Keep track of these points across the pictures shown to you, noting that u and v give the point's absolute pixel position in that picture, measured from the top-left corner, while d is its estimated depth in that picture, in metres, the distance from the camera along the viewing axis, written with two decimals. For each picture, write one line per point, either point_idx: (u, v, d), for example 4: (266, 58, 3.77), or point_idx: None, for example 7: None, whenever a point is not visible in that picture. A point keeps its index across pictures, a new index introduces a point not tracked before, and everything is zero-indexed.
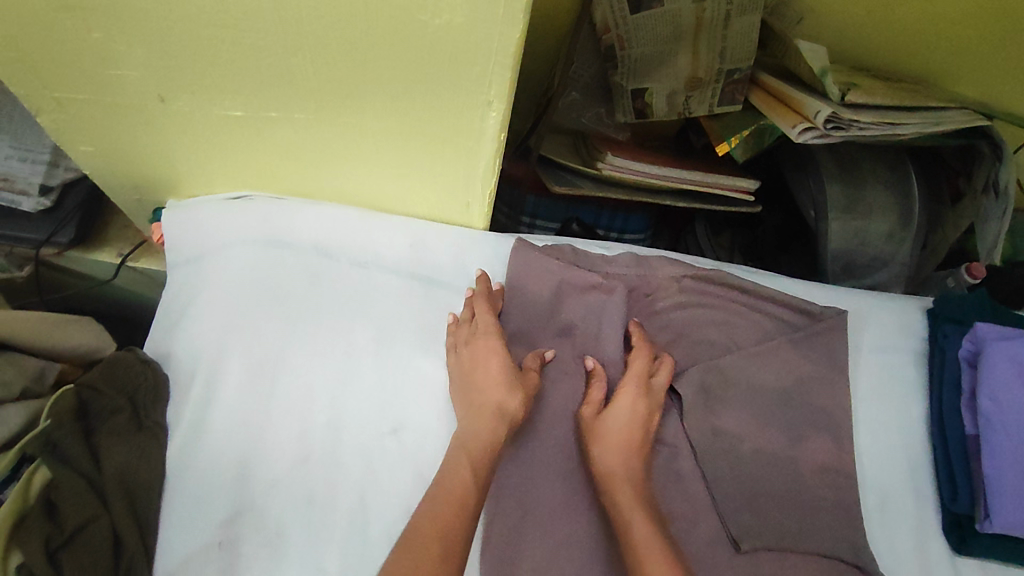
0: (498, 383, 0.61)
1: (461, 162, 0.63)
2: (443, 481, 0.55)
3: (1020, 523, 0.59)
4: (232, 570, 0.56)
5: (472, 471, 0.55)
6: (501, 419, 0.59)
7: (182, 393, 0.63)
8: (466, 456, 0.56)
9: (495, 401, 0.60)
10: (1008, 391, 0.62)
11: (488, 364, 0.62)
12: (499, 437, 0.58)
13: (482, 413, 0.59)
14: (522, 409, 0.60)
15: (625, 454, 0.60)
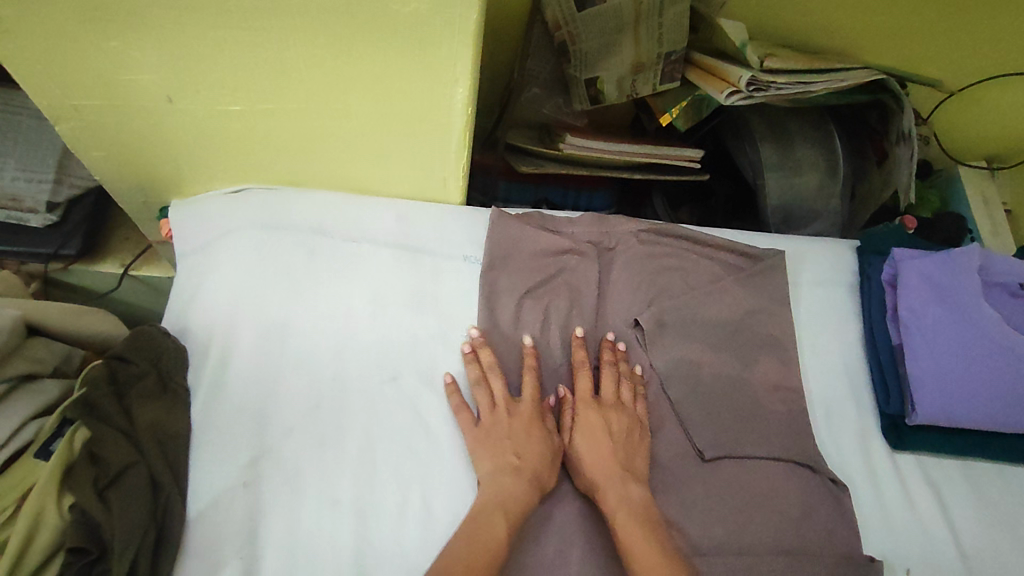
0: (534, 446, 0.65)
1: (437, 139, 0.72)
2: (475, 535, 0.58)
3: (939, 412, 0.68)
4: (257, 503, 0.63)
5: (504, 527, 0.59)
6: (531, 480, 0.63)
7: (200, 360, 0.70)
8: (500, 510, 0.60)
9: (529, 464, 0.64)
10: (922, 302, 0.71)
11: (522, 433, 0.66)
12: (531, 501, 0.62)
13: (514, 468, 0.63)
14: (547, 471, 0.65)
15: (609, 465, 0.65)
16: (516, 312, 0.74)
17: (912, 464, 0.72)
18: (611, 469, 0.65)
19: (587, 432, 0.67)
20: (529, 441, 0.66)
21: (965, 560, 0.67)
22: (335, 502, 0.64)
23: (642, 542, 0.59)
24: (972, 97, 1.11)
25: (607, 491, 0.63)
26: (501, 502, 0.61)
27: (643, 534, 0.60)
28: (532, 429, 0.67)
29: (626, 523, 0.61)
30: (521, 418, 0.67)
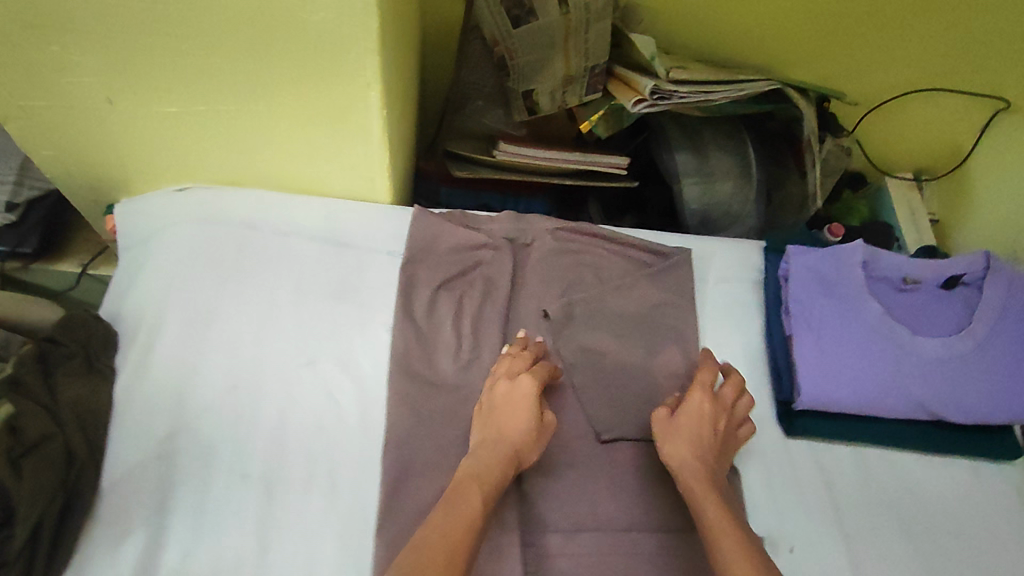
0: (516, 423, 0.67)
1: (358, 142, 0.77)
2: (459, 501, 0.59)
3: (823, 397, 0.74)
4: (169, 475, 0.67)
5: (482, 496, 0.60)
6: (515, 457, 0.65)
7: (129, 342, 0.74)
8: (477, 481, 0.61)
9: (513, 443, 0.66)
10: (810, 297, 0.77)
11: (516, 407, 0.68)
12: (506, 475, 0.63)
13: (501, 447, 0.65)
14: (528, 448, 0.67)
15: (690, 464, 0.66)
16: (433, 304, 0.79)
17: (802, 449, 0.76)
18: (689, 465, 0.66)
19: (670, 431, 0.69)
20: (513, 419, 0.67)
21: (846, 536, 0.71)
22: (244, 476, 0.68)
23: (725, 524, 0.60)
24: (893, 110, 1.17)
25: (688, 477, 0.65)
26: (482, 475, 0.62)
27: (726, 519, 0.60)
28: (525, 405, 0.68)
29: (710, 506, 0.62)
30: (520, 393, 0.69)
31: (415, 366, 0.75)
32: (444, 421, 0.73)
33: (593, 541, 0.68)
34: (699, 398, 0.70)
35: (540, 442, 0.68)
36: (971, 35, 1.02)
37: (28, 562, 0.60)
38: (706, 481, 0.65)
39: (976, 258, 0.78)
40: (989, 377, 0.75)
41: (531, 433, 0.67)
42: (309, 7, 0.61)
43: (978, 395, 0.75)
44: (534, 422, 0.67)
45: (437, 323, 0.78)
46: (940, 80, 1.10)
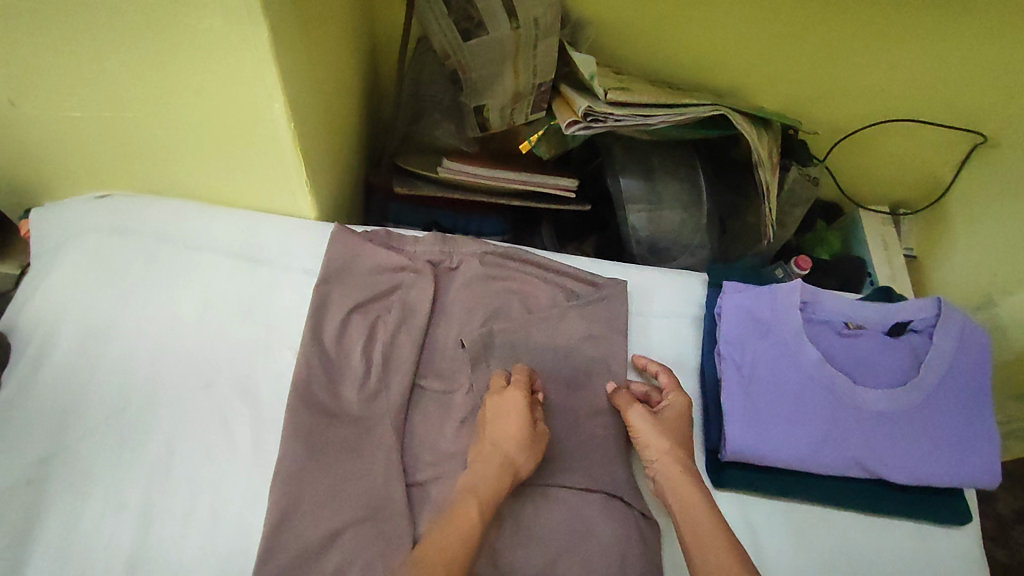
0: (509, 430, 0.65)
1: (272, 153, 0.74)
2: (455, 519, 0.58)
3: (747, 447, 0.68)
4: (38, 503, 0.62)
5: (478, 509, 0.60)
6: (509, 463, 0.64)
7: (18, 356, 0.70)
8: (473, 495, 0.61)
9: (505, 450, 0.64)
10: (745, 337, 0.71)
11: (508, 413, 0.66)
12: (504, 486, 0.62)
13: (492, 457, 0.64)
14: (528, 458, 0.65)
15: (675, 464, 0.65)
16: (343, 327, 0.74)
17: (731, 501, 0.70)
18: (675, 466, 0.65)
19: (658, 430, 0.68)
20: (506, 425, 0.65)
21: None
22: (120, 504, 0.63)
23: (715, 529, 0.59)
24: (865, 142, 1.12)
25: (684, 477, 0.64)
26: (477, 489, 0.61)
27: (720, 524, 0.59)
28: (515, 409, 0.66)
29: (702, 510, 0.61)
30: (512, 400, 0.67)
31: (318, 394, 0.69)
32: (340, 454, 0.67)
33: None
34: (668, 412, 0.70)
35: (535, 447, 0.66)
36: (944, 63, 0.97)
37: None
38: (697, 483, 0.64)
39: (925, 304, 0.73)
40: (934, 435, 0.69)
41: (523, 439, 0.65)
42: (195, 11, 0.57)
43: (921, 455, 0.69)
44: (525, 429, 0.65)
45: (346, 349, 0.73)
46: (914, 111, 1.05)
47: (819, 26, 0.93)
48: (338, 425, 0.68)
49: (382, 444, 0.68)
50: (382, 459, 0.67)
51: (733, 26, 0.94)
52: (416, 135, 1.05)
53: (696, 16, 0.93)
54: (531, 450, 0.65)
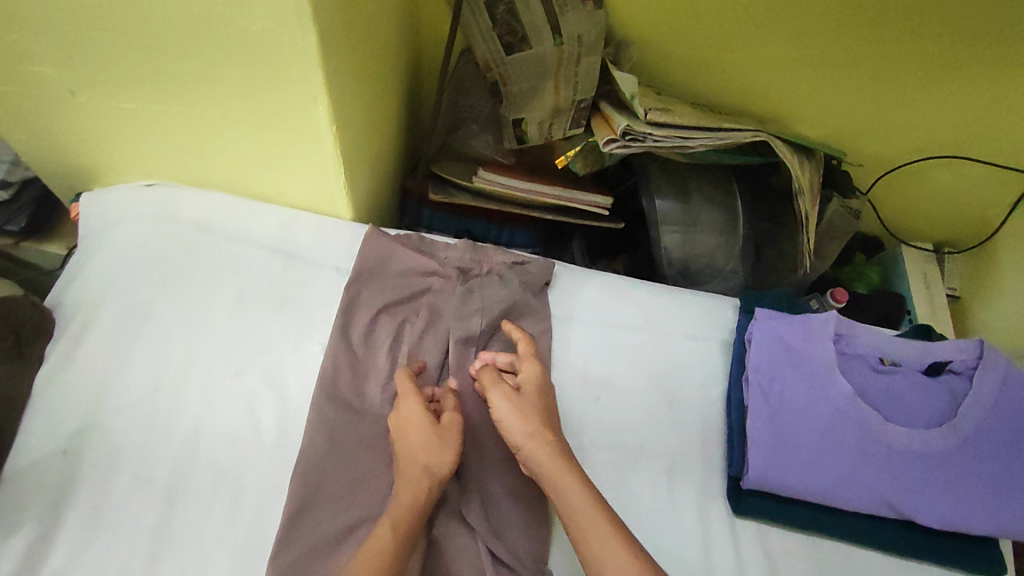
0: (415, 436, 0.63)
1: (312, 153, 0.75)
2: (368, 546, 0.57)
3: (770, 478, 0.66)
4: (71, 473, 0.64)
5: (393, 531, 0.58)
6: (423, 468, 0.62)
7: (64, 332, 0.72)
8: (388, 519, 0.59)
9: (418, 457, 0.62)
10: (772, 365, 0.70)
11: (408, 422, 0.64)
12: (422, 493, 0.61)
13: (408, 472, 0.62)
14: (445, 461, 0.62)
15: (539, 445, 0.62)
16: (370, 328, 0.75)
17: (750, 529, 0.70)
18: (539, 448, 0.62)
19: (513, 412, 0.64)
20: (411, 432, 0.64)
21: None
22: (147, 481, 0.65)
23: (587, 509, 0.58)
24: (910, 177, 1.09)
25: (546, 458, 0.61)
26: (393, 513, 0.59)
27: (592, 505, 0.58)
28: (412, 411, 0.65)
29: (573, 491, 0.59)
30: (404, 408, 0.65)
31: (342, 391, 0.70)
32: (359, 450, 0.67)
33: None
34: (527, 396, 0.65)
35: (448, 442, 0.63)
36: (997, 100, 0.94)
37: None
38: (564, 459, 0.61)
39: (967, 346, 0.70)
40: (968, 481, 0.66)
41: (433, 441, 0.63)
42: (250, 15, 0.59)
43: (953, 501, 0.66)
44: (430, 428, 0.64)
45: (372, 348, 0.74)
46: (960, 148, 1.02)
47: (865, 58, 0.92)
48: (361, 423, 0.69)
49: None
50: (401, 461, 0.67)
51: (776, 54, 0.93)
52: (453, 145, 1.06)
53: (741, 40, 0.92)
54: (444, 448, 0.63)
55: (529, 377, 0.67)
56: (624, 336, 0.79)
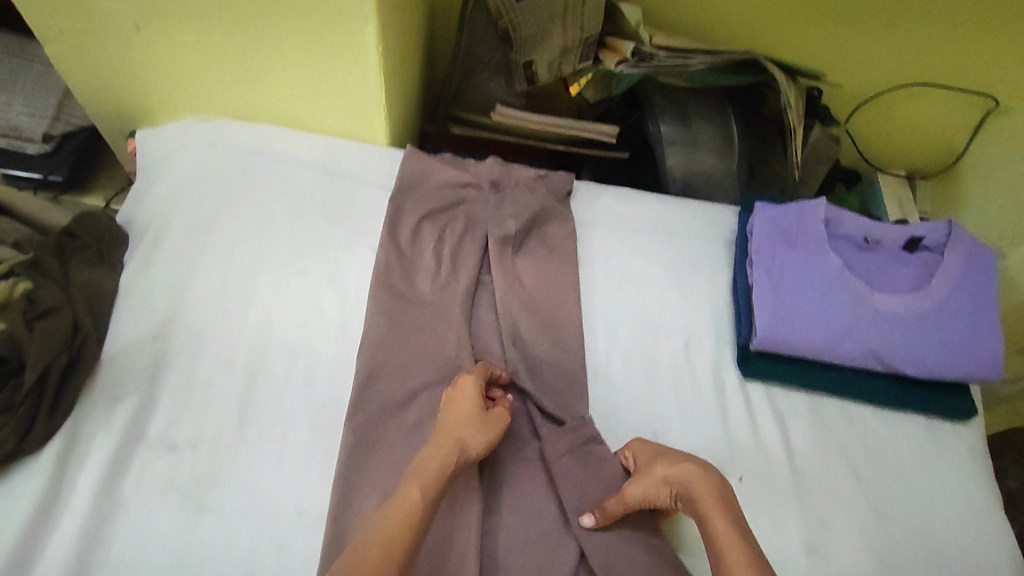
0: (460, 414, 0.66)
1: (357, 76, 0.84)
2: (395, 503, 0.58)
3: (775, 339, 0.76)
4: (163, 353, 0.72)
5: (421, 493, 0.59)
6: (458, 442, 0.63)
7: (140, 241, 0.80)
8: (416, 478, 0.60)
9: (455, 429, 0.65)
10: (773, 247, 0.80)
11: (460, 397, 0.68)
12: (451, 462, 0.62)
13: (443, 438, 0.64)
14: (480, 443, 0.64)
15: (699, 482, 0.62)
16: (415, 233, 0.83)
17: (758, 390, 0.80)
18: (701, 483, 0.62)
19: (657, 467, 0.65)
20: (461, 410, 0.67)
21: (794, 477, 0.75)
22: (230, 361, 0.73)
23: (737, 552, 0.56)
24: (884, 105, 1.20)
25: (703, 496, 0.61)
26: (421, 472, 0.61)
27: (741, 548, 0.56)
28: (465, 400, 0.67)
29: (726, 534, 0.58)
30: (461, 389, 0.69)
31: (395, 283, 0.79)
32: (418, 329, 0.76)
33: (550, 462, 0.71)
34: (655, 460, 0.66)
35: (487, 429, 0.66)
36: (961, 31, 1.05)
37: (33, 405, 0.65)
38: (720, 501, 0.61)
39: (937, 225, 0.81)
40: (943, 336, 0.77)
41: (475, 422, 0.66)
42: None
43: (933, 353, 0.77)
44: (478, 411, 0.67)
45: (418, 249, 0.82)
46: (929, 78, 1.13)
47: None
48: (415, 309, 0.78)
49: (454, 324, 0.77)
50: (453, 338, 0.76)
51: None
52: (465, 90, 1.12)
53: None
54: (483, 429, 0.65)
55: (641, 451, 0.69)
56: (640, 237, 0.89)
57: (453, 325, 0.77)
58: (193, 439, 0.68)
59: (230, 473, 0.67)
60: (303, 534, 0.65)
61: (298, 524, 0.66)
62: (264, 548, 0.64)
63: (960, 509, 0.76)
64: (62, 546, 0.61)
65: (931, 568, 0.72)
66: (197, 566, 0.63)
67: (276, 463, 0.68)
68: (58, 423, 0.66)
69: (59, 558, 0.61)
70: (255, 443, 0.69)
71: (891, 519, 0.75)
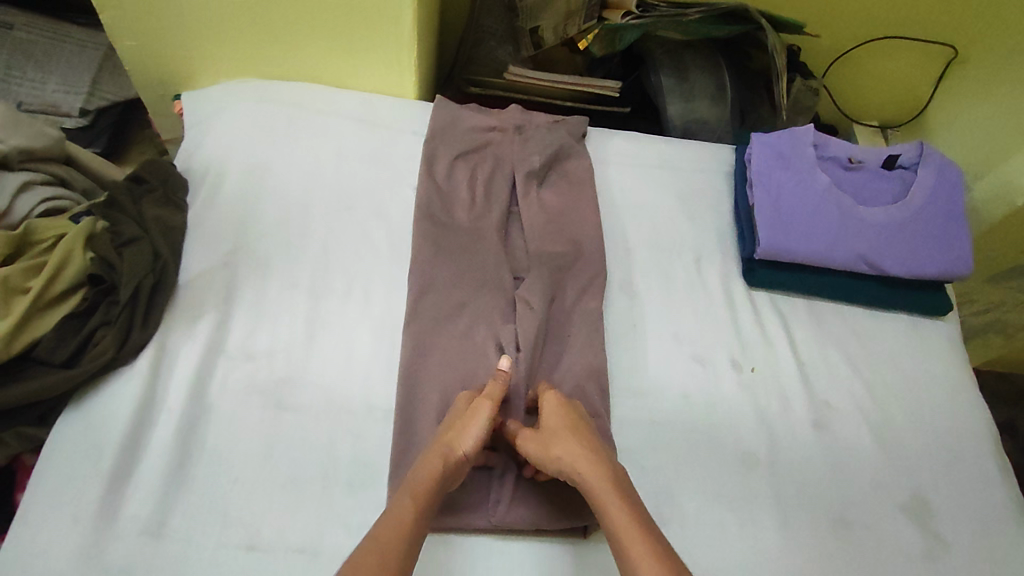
0: (451, 421, 0.69)
1: (392, 30, 0.92)
2: (391, 513, 0.59)
3: (777, 247, 0.86)
4: (234, 278, 0.80)
5: (414, 503, 0.60)
6: (445, 447, 0.65)
7: (200, 186, 0.87)
8: (410, 489, 0.61)
9: (443, 435, 0.66)
10: (769, 169, 0.91)
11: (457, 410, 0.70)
12: (442, 465, 0.64)
13: (432, 447, 0.65)
14: (470, 441, 0.66)
15: (581, 459, 0.64)
16: (449, 171, 0.92)
17: (763, 296, 0.91)
18: (583, 462, 0.64)
19: (550, 443, 0.66)
20: (449, 419, 0.69)
21: (800, 365, 0.85)
22: (294, 284, 0.81)
23: (626, 522, 0.58)
24: (857, 60, 1.32)
25: (588, 476, 0.63)
26: (415, 481, 0.62)
27: (632, 520, 0.59)
28: (455, 410, 0.70)
29: (614, 506, 0.60)
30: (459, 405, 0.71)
31: (436, 212, 0.87)
32: (460, 251, 0.85)
33: (580, 361, 0.80)
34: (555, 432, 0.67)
35: (475, 425, 0.66)
36: None
37: (128, 316, 0.72)
38: (608, 477, 0.63)
39: (910, 146, 0.93)
40: (922, 238, 0.88)
41: (461, 424, 0.67)
42: None
43: (914, 253, 0.88)
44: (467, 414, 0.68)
45: (453, 185, 0.91)
46: (899, 30, 1.25)
47: None
48: (457, 234, 0.86)
49: (492, 247, 0.86)
50: (493, 257, 0.85)
51: None
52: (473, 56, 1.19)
53: None
54: (472, 426, 0.66)
55: (550, 409, 0.70)
56: (649, 172, 0.99)
57: (492, 247, 0.86)
58: (268, 349, 0.76)
59: (304, 376, 0.75)
60: (375, 425, 0.74)
61: (369, 417, 0.74)
62: (340, 439, 0.72)
63: (945, 388, 0.87)
64: (162, 441, 0.69)
65: (921, 435, 0.83)
66: (284, 453, 0.71)
67: (345, 368, 0.76)
68: (150, 332, 0.73)
69: (163, 450, 0.68)
70: (324, 351, 0.77)
71: (888, 399, 0.85)
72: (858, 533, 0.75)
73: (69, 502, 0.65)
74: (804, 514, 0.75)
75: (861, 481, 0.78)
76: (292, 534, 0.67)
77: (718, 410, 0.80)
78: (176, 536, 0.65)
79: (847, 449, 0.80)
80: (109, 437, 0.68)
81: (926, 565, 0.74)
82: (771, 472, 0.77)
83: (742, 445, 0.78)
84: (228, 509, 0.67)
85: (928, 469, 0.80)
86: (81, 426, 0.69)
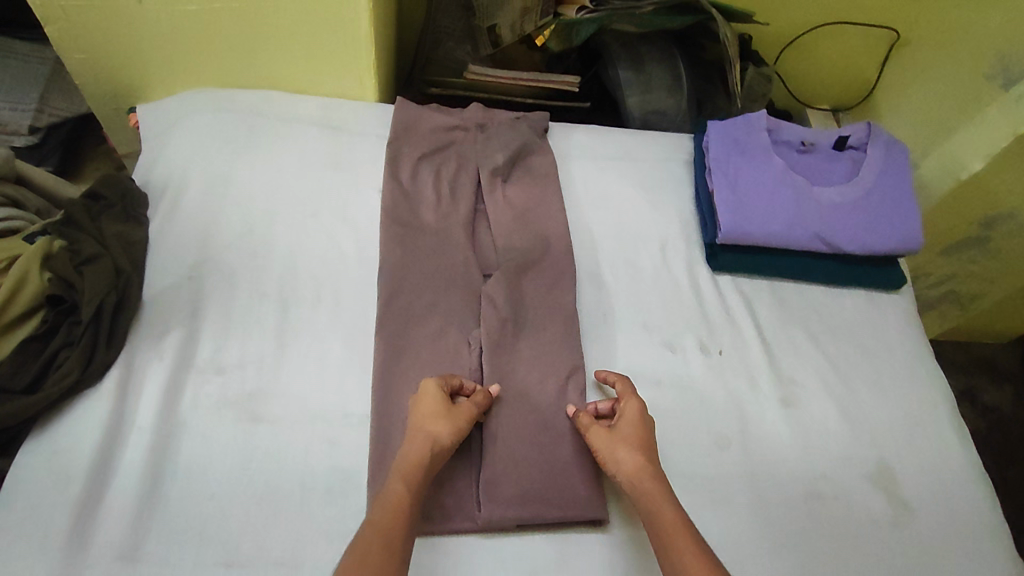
0: (428, 410, 0.69)
1: (348, 33, 0.91)
2: (386, 499, 0.62)
3: (738, 233, 0.89)
4: (200, 290, 0.79)
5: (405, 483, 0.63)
6: (429, 438, 0.67)
7: (159, 202, 0.86)
8: (400, 473, 0.64)
9: (425, 423, 0.68)
10: (727, 158, 0.93)
11: (429, 393, 0.70)
12: (426, 455, 0.66)
13: (416, 434, 0.67)
14: (451, 435, 0.68)
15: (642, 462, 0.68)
16: (415, 171, 0.92)
17: (727, 279, 0.93)
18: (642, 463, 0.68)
19: (619, 444, 0.70)
20: (425, 407, 0.70)
21: (765, 345, 0.88)
22: (261, 294, 0.80)
23: (689, 546, 0.61)
24: (805, 48, 1.37)
25: (643, 477, 0.67)
26: (405, 465, 0.65)
27: (678, 516, 0.64)
28: (429, 394, 0.70)
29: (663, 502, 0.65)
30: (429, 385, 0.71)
31: (402, 213, 0.87)
32: (430, 251, 0.85)
33: (560, 352, 0.81)
34: (625, 429, 0.71)
35: (452, 420, 0.69)
36: None
37: (92, 336, 0.70)
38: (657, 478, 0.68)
39: (859, 127, 0.97)
40: (875, 215, 0.91)
41: (442, 417, 0.69)
42: None
43: (869, 231, 0.91)
44: (443, 406, 0.70)
45: (419, 186, 0.91)
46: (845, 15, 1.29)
47: None
48: (428, 232, 0.87)
49: (460, 244, 0.86)
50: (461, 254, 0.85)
51: None
52: (432, 57, 1.19)
53: None
54: (450, 421, 0.69)
55: (628, 411, 0.73)
56: (612, 164, 1.01)
57: (461, 244, 0.86)
58: (239, 360, 0.75)
59: (277, 387, 0.74)
60: (351, 432, 0.73)
61: (345, 424, 0.73)
62: (317, 446, 0.72)
63: (903, 358, 0.91)
64: (134, 461, 0.68)
65: (882, 405, 0.86)
66: (260, 466, 0.69)
67: (318, 374, 0.76)
68: (116, 352, 0.72)
69: (135, 470, 0.67)
70: (296, 359, 0.77)
71: (850, 373, 0.88)
72: (827, 503, 0.78)
73: (38, 528, 0.63)
74: (775, 490, 0.77)
75: (829, 452, 0.81)
76: (272, 546, 0.66)
77: (691, 394, 0.82)
78: (151, 559, 0.63)
79: (814, 423, 0.83)
80: (77, 460, 0.67)
81: (894, 530, 0.77)
82: (743, 450, 0.79)
83: (713, 427, 0.80)
84: (204, 526, 0.66)
85: (890, 436, 0.84)
86: (48, 451, 0.67)
